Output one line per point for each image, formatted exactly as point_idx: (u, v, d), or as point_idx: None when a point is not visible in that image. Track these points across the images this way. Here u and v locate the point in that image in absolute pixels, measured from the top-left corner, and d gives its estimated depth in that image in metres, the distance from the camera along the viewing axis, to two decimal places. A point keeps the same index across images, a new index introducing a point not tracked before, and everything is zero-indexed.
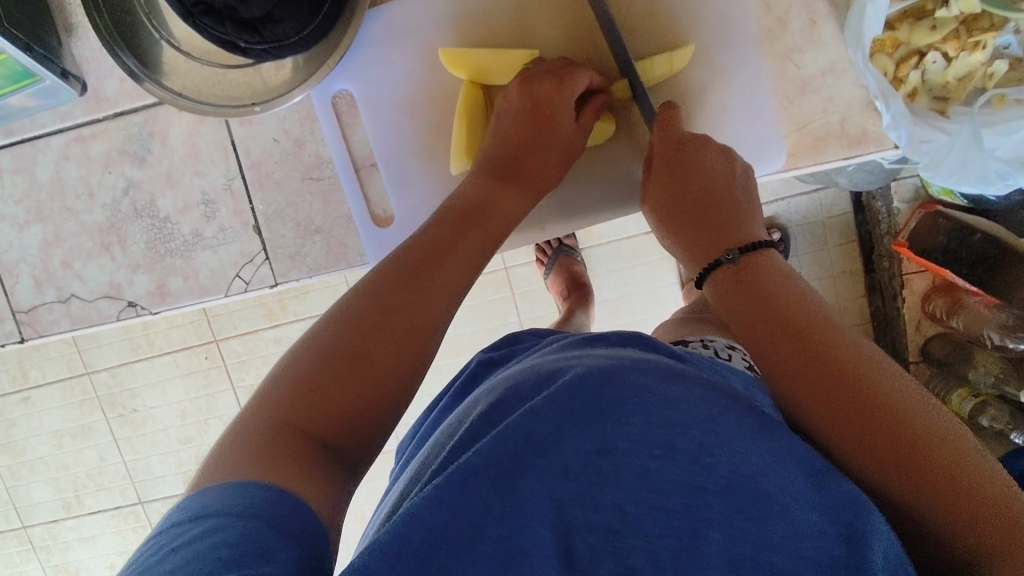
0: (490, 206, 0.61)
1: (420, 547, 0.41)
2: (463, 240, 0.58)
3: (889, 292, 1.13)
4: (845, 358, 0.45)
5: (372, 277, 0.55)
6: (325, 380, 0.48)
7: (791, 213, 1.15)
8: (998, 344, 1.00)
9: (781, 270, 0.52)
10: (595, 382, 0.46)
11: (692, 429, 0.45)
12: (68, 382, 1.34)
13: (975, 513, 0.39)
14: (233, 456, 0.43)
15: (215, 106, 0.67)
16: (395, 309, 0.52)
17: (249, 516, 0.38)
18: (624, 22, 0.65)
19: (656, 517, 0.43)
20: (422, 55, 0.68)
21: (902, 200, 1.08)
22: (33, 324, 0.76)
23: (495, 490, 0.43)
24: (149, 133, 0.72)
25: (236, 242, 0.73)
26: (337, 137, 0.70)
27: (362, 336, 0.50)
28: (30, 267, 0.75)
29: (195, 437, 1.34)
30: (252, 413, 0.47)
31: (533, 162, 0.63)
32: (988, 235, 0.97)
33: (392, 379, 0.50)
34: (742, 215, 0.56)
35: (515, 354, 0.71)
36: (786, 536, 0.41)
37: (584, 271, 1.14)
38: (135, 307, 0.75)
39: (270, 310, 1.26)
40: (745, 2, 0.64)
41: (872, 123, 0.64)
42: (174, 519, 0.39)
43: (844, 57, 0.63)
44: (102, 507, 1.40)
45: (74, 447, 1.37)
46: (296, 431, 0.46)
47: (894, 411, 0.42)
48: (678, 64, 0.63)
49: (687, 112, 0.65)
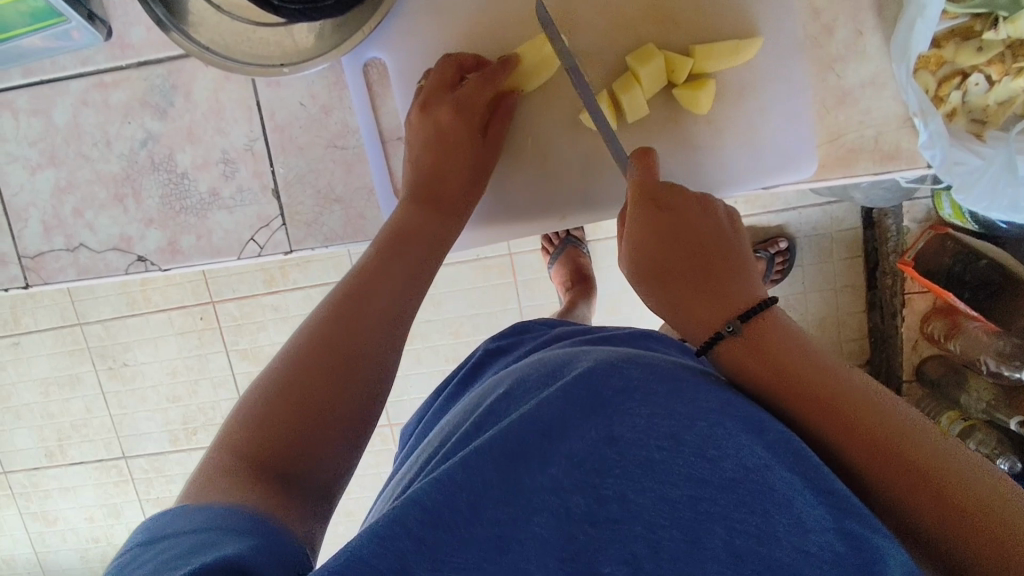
0: (422, 230, 0.62)
1: (416, 527, 0.40)
2: (398, 260, 0.60)
3: (889, 309, 1.14)
4: (824, 379, 0.46)
5: (320, 311, 0.56)
6: (276, 415, 0.50)
7: (801, 223, 1.14)
8: (994, 370, 0.99)
9: (784, 335, 0.49)
10: (612, 390, 0.47)
11: (698, 423, 0.45)
12: (59, 331, 1.32)
13: (939, 501, 0.40)
14: (218, 476, 0.46)
15: (243, 65, 0.66)
16: (348, 337, 0.54)
17: (242, 532, 0.40)
18: (669, 12, 0.63)
19: (660, 508, 0.43)
20: (458, 30, 0.66)
21: (913, 219, 1.08)
22: (38, 270, 0.75)
23: (500, 469, 0.44)
24: (173, 86, 0.70)
25: (253, 204, 0.71)
26: (366, 106, 0.68)
27: (313, 360, 0.52)
28: (40, 212, 0.74)
29: (184, 397, 1.34)
30: (222, 437, 0.50)
31: (461, 186, 0.65)
32: (994, 262, 0.97)
33: (343, 420, 0.52)
34: (736, 271, 0.53)
35: (522, 343, 0.71)
36: (789, 528, 0.41)
37: (588, 263, 1.13)
38: (145, 262, 0.74)
39: (270, 276, 1.25)
40: (794, 5, 0.62)
41: (908, 139, 0.63)
42: (162, 531, 0.40)
43: (886, 71, 0.62)
44: (85, 458, 1.39)
45: (61, 396, 1.36)
46: (254, 462, 0.48)
47: (856, 406, 0.44)
48: (736, 58, 0.62)
49: (725, 111, 0.65)
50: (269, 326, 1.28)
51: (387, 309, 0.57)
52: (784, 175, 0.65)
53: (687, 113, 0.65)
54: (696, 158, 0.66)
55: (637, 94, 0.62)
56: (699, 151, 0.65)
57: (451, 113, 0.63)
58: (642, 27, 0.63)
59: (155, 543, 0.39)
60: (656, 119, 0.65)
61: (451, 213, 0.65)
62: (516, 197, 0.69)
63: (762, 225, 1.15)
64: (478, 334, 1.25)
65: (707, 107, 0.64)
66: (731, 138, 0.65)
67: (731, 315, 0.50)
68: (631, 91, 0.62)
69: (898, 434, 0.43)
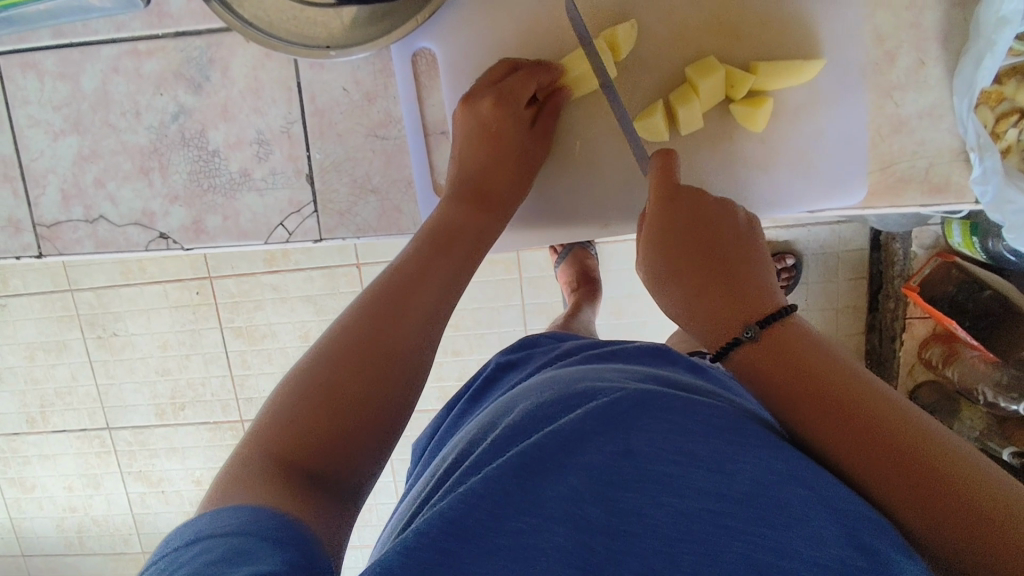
0: (463, 227, 0.60)
1: (439, 539, 0.39)
2: (439, 258, 0.57)
3: (888, 332, 1.13)
4: (837, 374, 0.44)
5: (357, 306, 0.53)
6: (309, 413, 0.47)
7: (809, 241, 1.13)
8: (992, 401, 0.99)
9: (817, 349, 0.46)
10: (628, 404, 0.45)
11: (714, 439, 0.44)
12: (49, 295, 1.28)
13: (948, 503, 0.38)
14: (241, 480, 0.43)
15: (288, 44, 0.64)
16: (386, 333, 0.51)
17: (282, 544, 0.37)
18: (734, 24, 0.62)
19: (677, 522, 0.41)
20: (513, 25, 0.64)
21: (921, 245, 1.05)
22: (53, 240, 0.72)
23: (518, 483, 0.42)
24: (210, 59, 0.68)
25: (285, 188, 0.69)
26: (412, 97, 0.66)
27: (351, 358, 0.49)
28: (59, 180, 0.71)
29: (174, 371, 1.31)
30: (251, 436, 0.46)
31: (499, 179, 0.63)
32: (998, 293, 0.96)
33: (379, 424, 0.48)
34: (755, 275, 0.51)
35: (533, 357, 0.70)
36: (808, 544, 0.39)
37: (595, 265, 1.12)
38: (167, 239, 0.71)
39: (271, 256, 1.22)
40: (859, 29, 0.61)
41: (958, 173, 0.63)
42: (205, 530, 0.38)
43: (944, 103, 0.62)
44: (67, 427, 1.36)
45: (47, 362, 1.32)
46: (285, 462, 0.45)
47: (877, 406, 0.42)
48: (799, 77, 0.61)
49: (780, 131, 0.64)
50: (267, 306, 1.25)
51: (429, 308, 0.54)
52: (831, 200, 0.64)
53: (741, 130, 0.64)
54: (744, 175, 0.65)
55: (694, 107, 0.61)
56: (751, 168, 0.64)
57: (495, 106, 0.62)
58: (706, 39, 0.62)
59: (198, 542, 0.37)
60: (709, 133, 0.64)
61: (493, 212, 0.63)
62: (555, 201, 0.68)
63: (770, 239, 1.14)
64: (480, 328, 1.23)
65: (763, 125, 0.63)
66: (784, 157, 0.64)
67: (752, 319, 0.49)
68: (689, 103, 0.61)
69: (920, 437, 0.40)
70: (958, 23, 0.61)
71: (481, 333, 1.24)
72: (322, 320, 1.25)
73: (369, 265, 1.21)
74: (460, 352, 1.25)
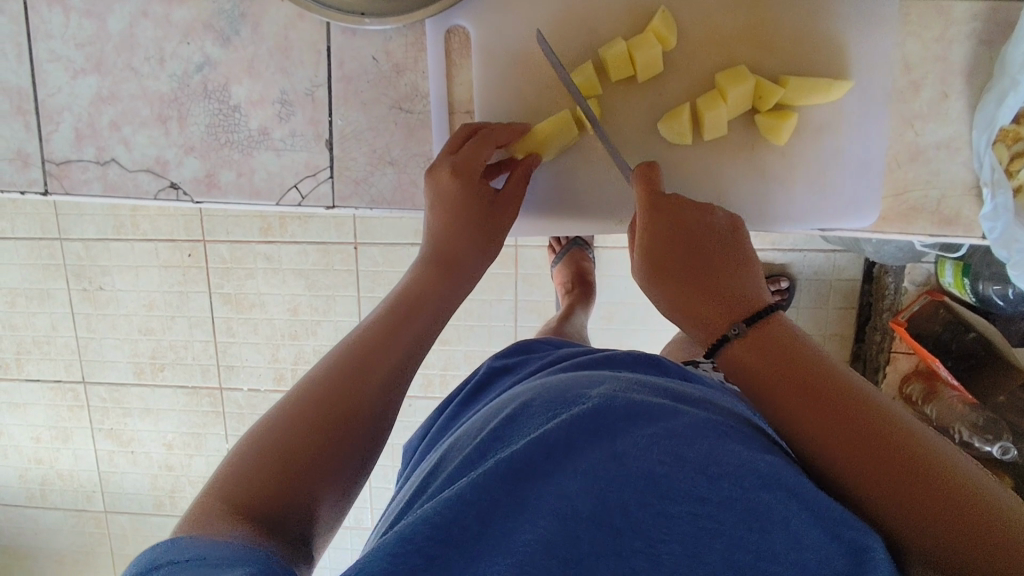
0: (437, 288, 0.60)
1: (424, 545, 0.39)
2: (411, 319, 0.57)
3: (874, 364, 1.13)
4: (848, 392, 0.44)
5: (323, 365, 0.53)
6: (264, 467, 0.46)
7: (804, 265, 1.14)
8: (966, 440, 0.99)
9: (789, 339, 0.47)
10: (621, 411, 0.45)
11: (699, 441, 0.43)
12: (36, 243, 1.26)
13: (942, 516, 0.39)
14: (200, 519, 0.42)
15: (323, 7, 0.65)
16: (352, 390, 0.51)
17: (241, 561, 0.37)
18: (768, 35, 0.63)
19: (658, 522, 0.40)
20: (548, 14, 0.65)
21: (912, 281, 1.06)
22: (61, 178, 0.71)
23: (507, 488, 0.42)
24: (242, 14, 0.67)
25: (303, 151, 0.69)
26: (440, 75, 0.66)
27: (313, 417, 0.49)
28: (74, 118, 0.70)
29: (157, 331, 1.29)
30: (207, 489, 0.45)
31: (486, 211, 0.63)
32: (982, 336, 0.97)
33: (337, 475, 0.48)
34: (741, 271, 0.51)
35: (528, 362, 0.70)
36: (786, 546, 0.39)
37: (591, 268, 1.12)
38: (177, 190, 0.70)
39: (267, 225, 1.21)
40: (889, 56, 0.62)
41: (969, 208, 0.64)
42: (166, 556, 0.38)
43: (963, 136, 0.63)
44: (41, 376, 1.33)
45: (27, 309, 1.30)
46: (234, 513, 0.43)
47: (884, 433, 0.42)
48: (830, 95, 0.62)
49: (801, 148, 0.65)
50: (258, 275, 1.24)
51: (394, 367, 0.53)
52: (843, 223, 0.65)
53: (763, 141, 0.65)
54: (758, 187, 0.66)
55: (721, 113, 0.62)
56: (769, 182, 0.65)
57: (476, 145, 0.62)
58: (742, 47, 0.63)
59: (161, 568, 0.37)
60: (731, 141, 0.65)
61: (478, 253, 0.64)
62: (568, 195, 0.68)
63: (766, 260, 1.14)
64: (469, 319, 1.23)
65: (786, 139, 0.64)
66: (803, 176, 0.65)
67: (739, 318, 0.49)
68: (716, 109, 0.61)
69: (915, 441, 0.41)
70: (985, 60, 0.62)
71: (470, 324, 1.23)
72: (312, 295, 1.24)
73: (366, 245, 1.20)
74: (450, 341, 1.24)
